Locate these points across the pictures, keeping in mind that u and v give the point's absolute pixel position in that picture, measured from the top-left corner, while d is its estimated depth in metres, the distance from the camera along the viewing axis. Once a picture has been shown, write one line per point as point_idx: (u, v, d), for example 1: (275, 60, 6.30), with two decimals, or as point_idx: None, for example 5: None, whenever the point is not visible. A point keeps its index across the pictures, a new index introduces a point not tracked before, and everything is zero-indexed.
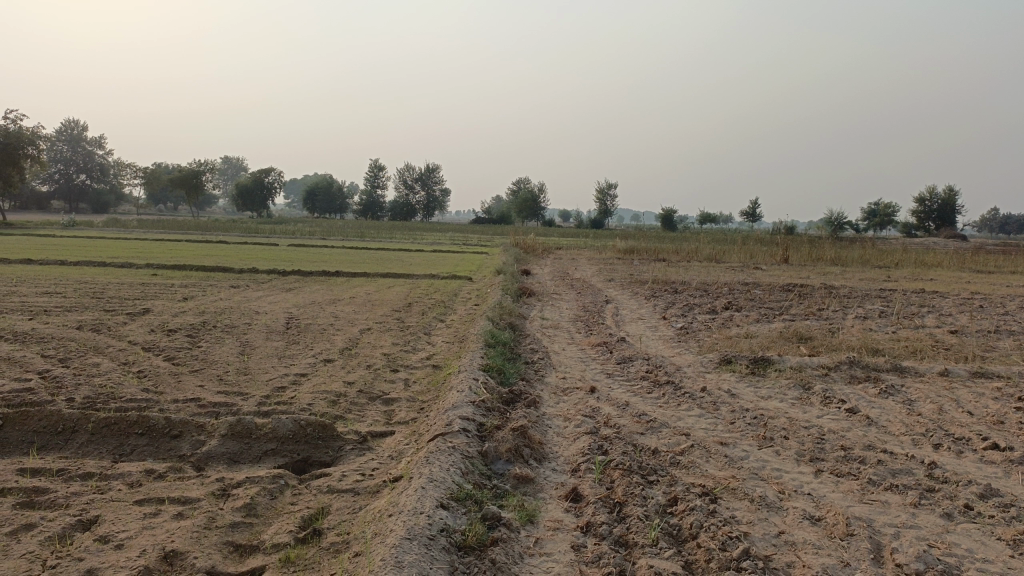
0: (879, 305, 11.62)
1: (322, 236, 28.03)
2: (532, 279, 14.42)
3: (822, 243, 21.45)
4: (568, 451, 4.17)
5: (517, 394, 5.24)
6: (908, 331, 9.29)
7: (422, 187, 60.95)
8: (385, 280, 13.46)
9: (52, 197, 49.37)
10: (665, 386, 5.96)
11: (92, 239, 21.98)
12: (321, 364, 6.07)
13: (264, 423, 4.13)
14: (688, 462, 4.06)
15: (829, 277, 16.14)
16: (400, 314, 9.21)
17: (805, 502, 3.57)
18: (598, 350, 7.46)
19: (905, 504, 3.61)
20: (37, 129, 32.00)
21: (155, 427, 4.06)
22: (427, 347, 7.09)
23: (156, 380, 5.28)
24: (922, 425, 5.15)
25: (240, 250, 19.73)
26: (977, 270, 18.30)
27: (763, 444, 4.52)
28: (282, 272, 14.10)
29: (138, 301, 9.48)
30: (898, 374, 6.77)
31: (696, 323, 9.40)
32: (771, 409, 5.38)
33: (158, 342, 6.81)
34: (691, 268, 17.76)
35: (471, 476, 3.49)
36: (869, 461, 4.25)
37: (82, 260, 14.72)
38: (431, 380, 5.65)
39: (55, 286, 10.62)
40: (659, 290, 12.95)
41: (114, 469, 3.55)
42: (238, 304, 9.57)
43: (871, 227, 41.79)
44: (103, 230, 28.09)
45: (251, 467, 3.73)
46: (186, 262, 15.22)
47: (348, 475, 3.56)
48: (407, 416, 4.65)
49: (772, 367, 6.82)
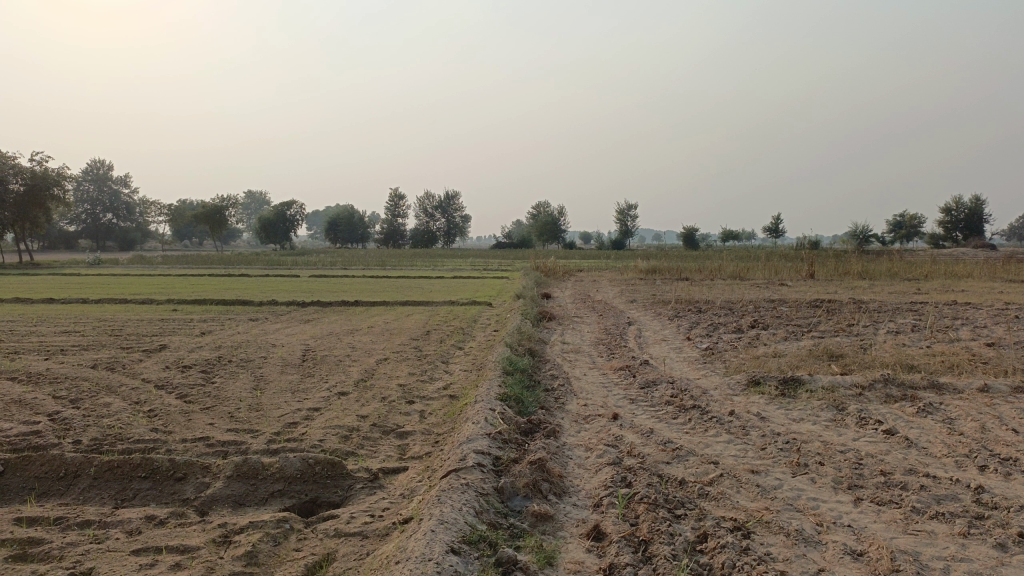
0: (911, 319, 11.27)
1: (343, 266, 28.08)
2: (553, 303, 14.20)
3: (847, 257, 21.02)
4: (590, 485, 3.96)
5: (536, 424, 5.04)
6: (943, 345, 8.95)
7: (442, 215, 61.15)
8: (404, 308, 13.36)
9: (79, 237, 50.11)
10: (690, 410, 5.73)
11: (115, 276, 22.19)
12: (335, 397, 5.91)
13: (271, 462, 3.97)
14: (717, 493, 3.84)
15: (857, 292, 15.77)
16: (418, 342, 9.05)
17: (845, 536, 3.32)
18: (620, 375, 7.24)
19: (953, 534, 3.35)
20: (62, 169, 32.55)
21: (159, 470, 3.92)
22: (444, 377, 6.91)
23: (166, 419, 5.15)
24: (965, 446, 4.87)
25: (261, 282, 19.75)
26: (1009, 280, 17.81)
27: (797, 471, 4.27)
28: (301, 303, 14.05)
29: (155, 337, 9.42)
30: (936, 392, 6.47)
31: (722, 344, 9.14)
32: (804, 433, 5.13)
33: (171, 379, 6.70)
34: (715, 287, 17.42)
35: (486, 516, 3.30)
36: (911, 487, 3.98)
37: (103, 298, 14.80)
38: (448, 411, 5.46)
39: (75, 324, 10.61)
40: (683, 310, 12.68)
41: (114, 517, 3.40)
42: (255, 338, 9.47)
43: (897, 240, 41.14)
44: (128, 266, 28.44)
45: (257, 510, 3.57)
46: (206, 296, 15.22)
47: (357, 516, 3.38)
48: (421, 450, 4.47)
49: (802, 388, 6.56)
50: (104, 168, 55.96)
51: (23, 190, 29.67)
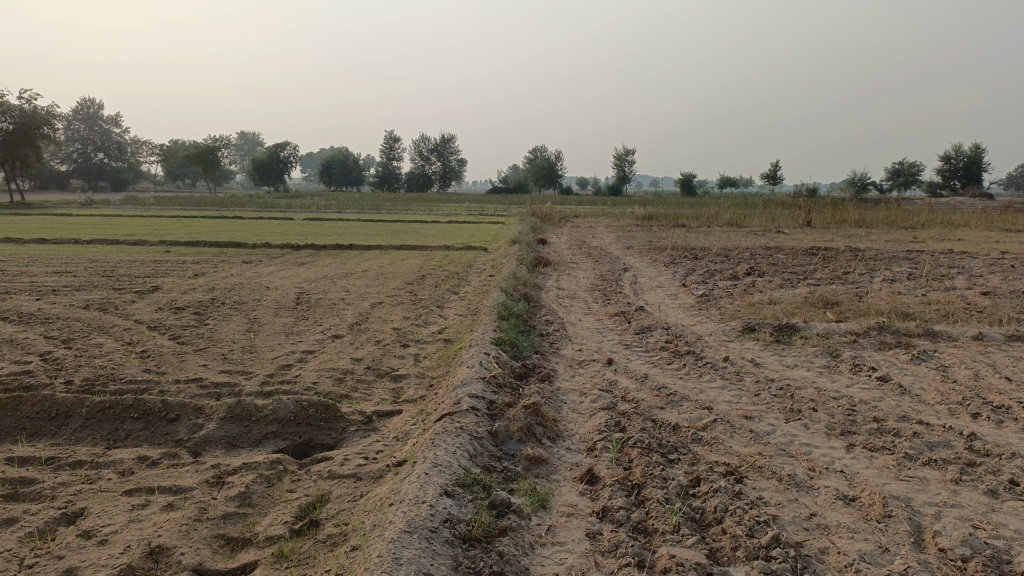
0: (906, 267, 11.25)
1: (337, 209, 27.85)
2: (549, 249, 14.10)
3: (845, 205, 20.90)
4: (584, 429, 3.96)
5: (531, 368, 5.03)
6: (938, 294, 8.95)
7: (437, 158, 60.51)
8: (398, 252, 13.28)
9: (71, 176, 49.47)
10: (685, 356, 5.74)
11: (107, 217, 21.97)
12: (329, 340, 5.89)
13: (264, 404, 3.94)
14: (711, 438, 3.84)
15: (853, 240, 15.74)
16: (412, 287, 9.01)
17: (837, 481, 3.34)
18: (615, 320, 7.22)
19: (945, 481, 3.36)
20: (51, 108, 31.93)
21: (151, 411, 3.90)
22: (439, 321, 6.88)
23: (159, 360, 5.12)
24: (958, 393, 4.88)
25: (254, 225, 19.60)
26: (1005, 229, 17.77)
27: (791, 418, 4.28)
28: (295, 246, 13.94)
29: (148, 279, 9.34)
30: (931, 340, 6.47)
31: (718, 290, 9.12)
32: (798, 380, 5.13)
33: (164, 321, 6.66)
34: (711, 233, 17.34)
35: (480, 459, 3.29)
36: (904, 434, 3.99)
37: (95, 239, 14.64)
38: (442, 355, 5.46)
39: (66, 265, 10.53)
40: (678, 257, 12.63)
41: (106, 457, 3.38)
42: (249, 280, 9.41)
43: (895, 187, 40.91)
44: (120, 207, 28.11)
45: (250, 451, 3.56)
46: (200, 238, 15.12)
47: (350, 459, 3.38)
48: (416, 394, 4.46)
49: (797, 335, 6.56)
50: (94, 108, 55.02)
51: (12, 129, 29.15)
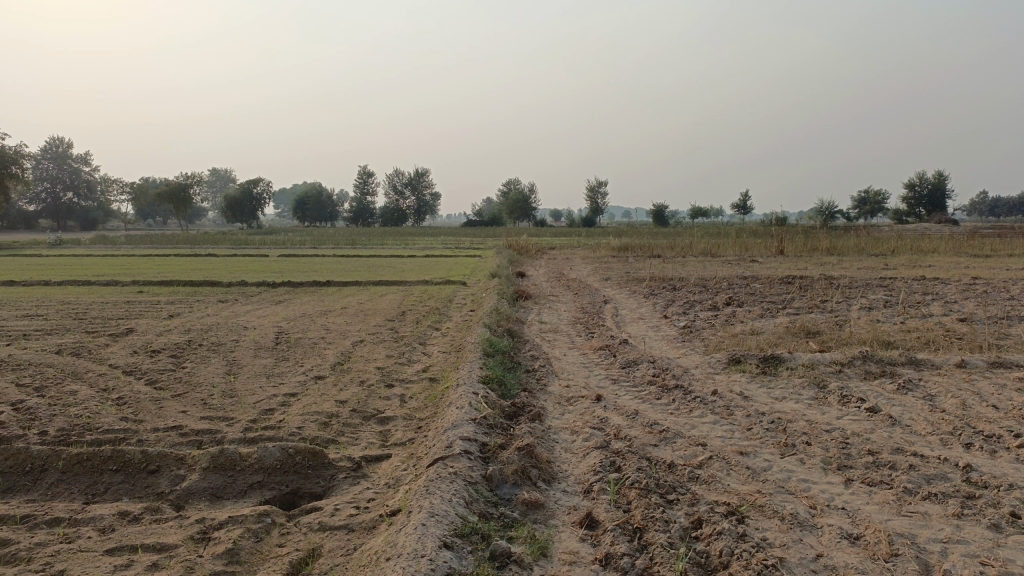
0: (882, 294, 11.37)
1: (312, 244, 27.65)
2: (528, 282, 14.08)
3: (816, 233, 21.15)
4: (579, 470, 3.88)
5: (520, 407, 4.94)
6: (916, 321, 9.02)
7: (411, 192, 60.52)
8: (376, 288, 13.16)
9: (39, 216, 48.73)
10: (673, 390, 5.69)
11: (77, 256, 21.58)
12: (312, 382, 5.76)
13: (249, 452, 3.81)
14: (708, 476, 3.78)
15: (827, 268, 15.91)
16: (393, 324, 8.90)
17: (839, 519, 3.28)
18: (600, 355, 7.16)
19: (947, 516, 3.33)
20: (20, 149, 31.53)
21: (132, 462, 3.76)
22: (423, 359, 6.78)
23: (136, 407, 4.96)
24: (948, 423, 4.87)
25: (229, 262, 19.36)
26: (973, 255, 18.10)
27: (785, 452, 4.23)
28: (271, 284, 13.78)
29: (122, 321, 9.14)
30: (914, 368, 6.50)
31: (699, 321, 9.12)
32: (788, 412, 5.10)
33: (139, 365, 6.49)
34: (687, 263, 17.44)
35: (477, 506, 3.20)
36: (900, 467, 3.96)
37: (65, 280, 14.32)
38: (429, 395, 5.35)
39: (36, 307, 10.27)
40: (657, 288, 12.67)
41: (85, 513, 3.24)
42: (226, 320, 9.24)
43: (862, 215, 41.61)
44: (90, 247, 27.64)
45: (235, 503, 3.43)
46: (173, 277, 14.88)
47: (341, 509, 3.26)
48: (404, 436, 4.36)
49: (783, 365, 6.54)
50: (64, 147, 54.44)
51: None
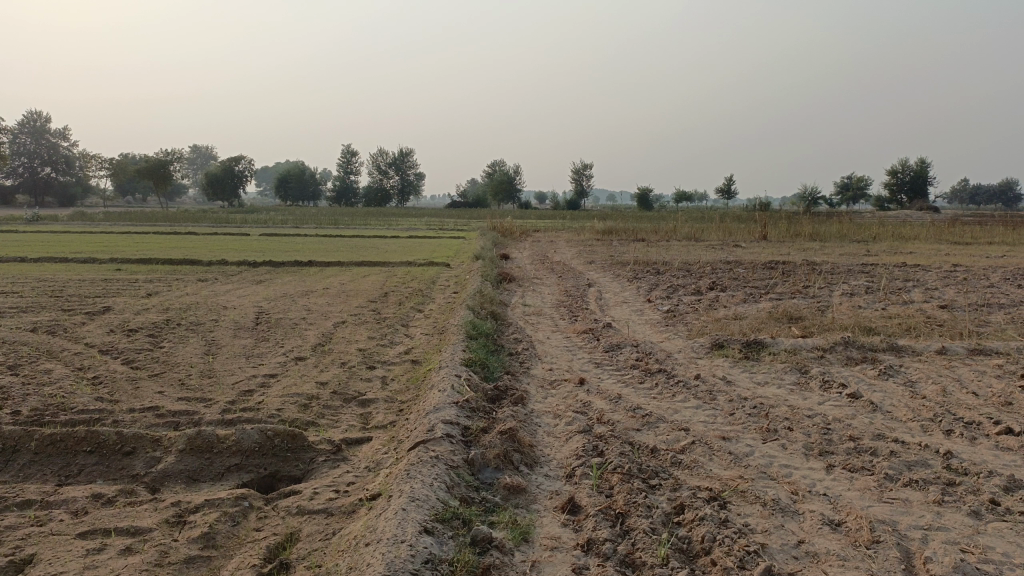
0: (864, 280, 11.43)
1: (294, 224, 27.36)
2: (512, 265, 14.02)
3: (799, 219, 21.24)
4: (561, 454, 3.85)
5: (503, 390, 4.91)
6: (897, 307, 9.08)
7: (395, 172, 60.08)
8: (359, 269, 13.06)
9: (16, 191, 47.95)
10: (656, 374, 5.68)
11: (54, 233, 21.22)
12: (292, 363, 5.69)
13: (226, 434, 3.75)
14: (691, 461, 3.77)
15: (809, 253, 15.98)
16: (376, 305, 8.83)
17: (821, 505, 3.28)
18: (584, 338, 7.14)
19: (927, 503, 3.34)
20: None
21: (106, 443, 3.68)
22: (405, 341, 6.72)
23: (113, 387, 4.88)
24: (929, 410, 4.89)
25: (210, 241, 19.12)
26: (953, 242, 18.24)
27: (768, 438, 4.23)
28: (252, 263, 13.63)
29: (99, 299, 9.00)
30: (895, 354, 6.53)
31: (683, 306, 9.12)
32: (771, 398, 5.10)
33: (116, 344, 6.38)
34: (671, 247, 17.46)
35: (457, 491, 3.16)
36: (881, 453, 3.97)
37: (42, 256, 14.09)
38: (411, 377, 5.30)
39: (11, 284, 10.09)
40: (641, 272, 12.66)
41: (57, 495, 3.17)
42: (206, 299, 9.12)
43: (844, 201, 41.86)
44: (68, 224, 27.21)
45: (212, 486, 3.37)
46: (153, 255, 14.69)
47: (320, 493, 3.21)
48: (385, 419, 4.31)
49: (765, 351, 6.55)
50: (41, 120, 53.46)
51: None
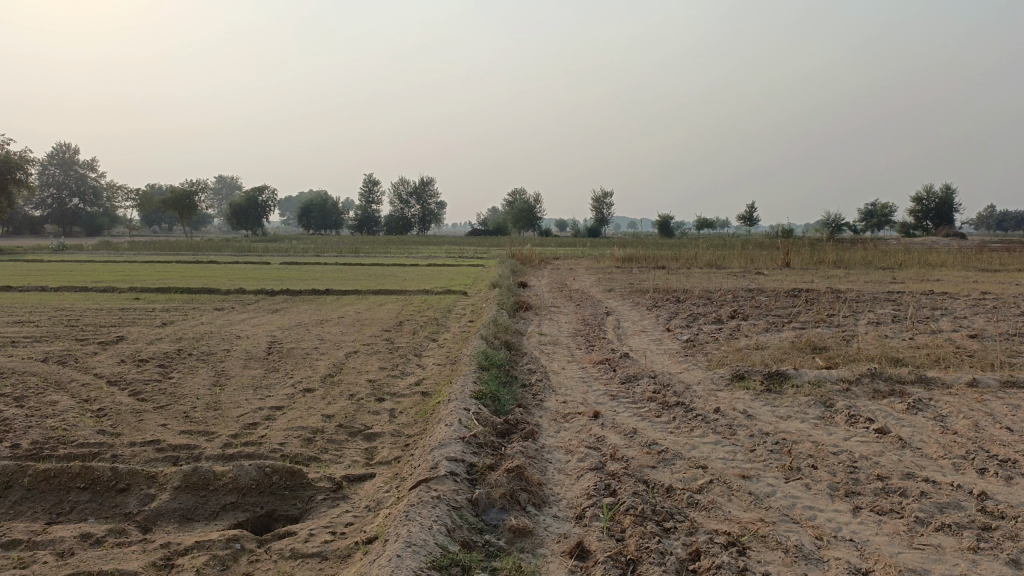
0: (890, 309, 11.15)
1: (314, 252, 27.43)
2: (530, 293, 13.87)
3: (823, 246, 20.93)
4: (571, 494, 3.68)
5: (513, 424, 4.74)
6: (925, 337, 8.80)
7: (417, 201, 60.41)
8: (376, 297, 12.98)
9: (45, 222, 48.79)
10: (674, 407, 5.48)
11: (77, 262, 21.44)
12: (300, 394, 5.57)
13: (224, 471, 3.62)
14: (708, 502, 3.58)
15: (834, 281, 15.69)
16: (390, 334, 8.72)
17: (847, 552, 3.08)
18: (600, 369, 6.95)
19: (962, 549, 3.12)
20: (26, 155, 31.46)
21: (100, 480, 3.56)
22: (416, 372, 6.59)
23: (116, 420, 4.78)
24: (961, 446, 4.65)
25: (230, 270, 19.19)
26: (981, 270, 17.86)
27: (790, 477, 4.02)
28: (269, 292, 13.62)
29: (113, 328, 8.98)
30: (924, 387, 6.28)
31: (703, 335, 8.91)
32: (793, 433, 4.89)
33: (125, 374, 6.31)
34: (692, 275, 17.25)
35: (459, 534, 3.00)
36: (911, 494, 3.75)
37: (63, 286, 14.16)
38: (420, 410, 5.16)
39: (29, 314, 10.13)
40: (660, 300, 12.47)
41: (44, 535, 3.04)
42: (219, 329, 9.06)
43: (868, 228, 41.40)
44: (92, 252, 27.53)
45: (205, 526, 3.23)
46: (172, 284, 14.72)
47: (316, 534, 3.07)
48: (390, 455, 4.16)
49: (788, 383, 6.33)
50: (70, 151, 54.51)
51: None
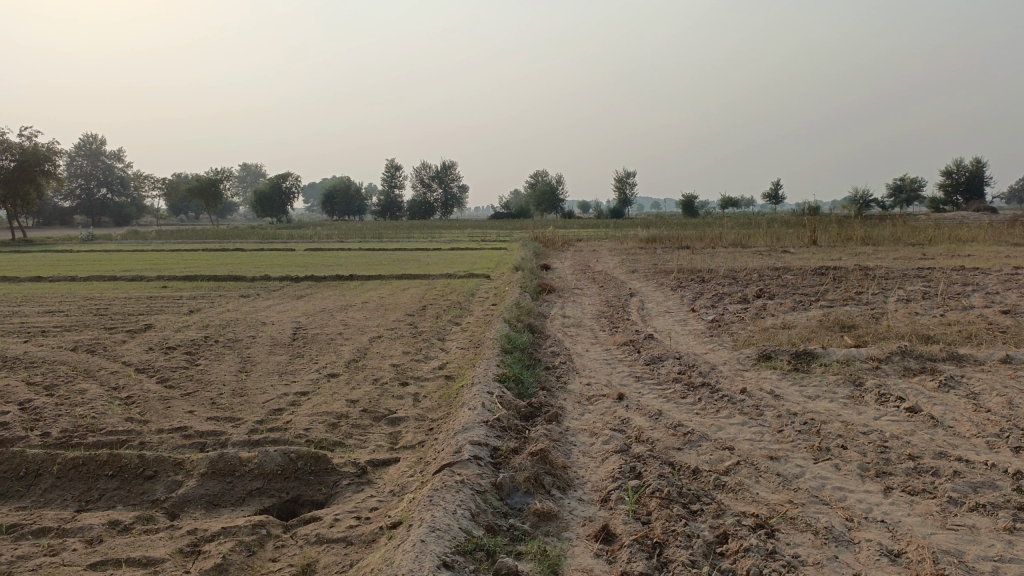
0: (919, 285, 10.95)
1: (338, 239, 27.57)
2: (553, 276, 13.81)
3: (850, 222, 20.61)
4: (596, 476, 3.65)
5: (537, 407, 4.72)
6: (956, 314, 8.64)
7: (439, 185, 60.41)
8: (399, 282, 13.01)
9: (74, 213, 49.51)
10: (700, 388, 5.42)
11: (105, 252, 21.72)
12: (324, 380, 5.59)
13: (249, 457, 3.64)
14: (735, 484, 3.53)
15: (861, 258, 15.45)
16: (413, 319, 8.72)
17: (879, 533, 3.02)
18: (624, 351, 6.90)
19: (997, 530, 3.05)
20: (54, 147, 31.90)
21: (128, 467, 3.60)
22: (440, 356, 6.59)
23: (144, 407, 4.83)
24: (995, 424, 4.55)
25: (256, 257, 19.34)
26: (1014, 244, 17.49)
27: (819, 457, 3.96)
28: (294, 278, 13.70)
29: (141, 317, 9.08)
30: (956, 364, 6.15)
31: (728, 315, 8.82)
32: (822, 413, 4.82)
33: (153, 362, 6.37)
34: (717, 255, 17.08)
35: (483, 518, 2.99)
36: (944, 473, 3.67)
37: (92, 275, 14.36)
38: (443, 394, 5.16)
39: (59, 303, 10.27)
40: (685, 280, 12.37)
41: (73, 523, 3.08)
42: (245, 316, 9.13)
43: (896, 204, 40.73)
44: (121, 242, 27.87)
45: (232, 512, 3.25)
46: (198, 272, 14.86)
47: (341, 519, 3.07)
48: (414, 439, 4.16)
49: (816, 362, 6.24)
50: (97, 143, 55.17)
51: (14, 166, 28.86)
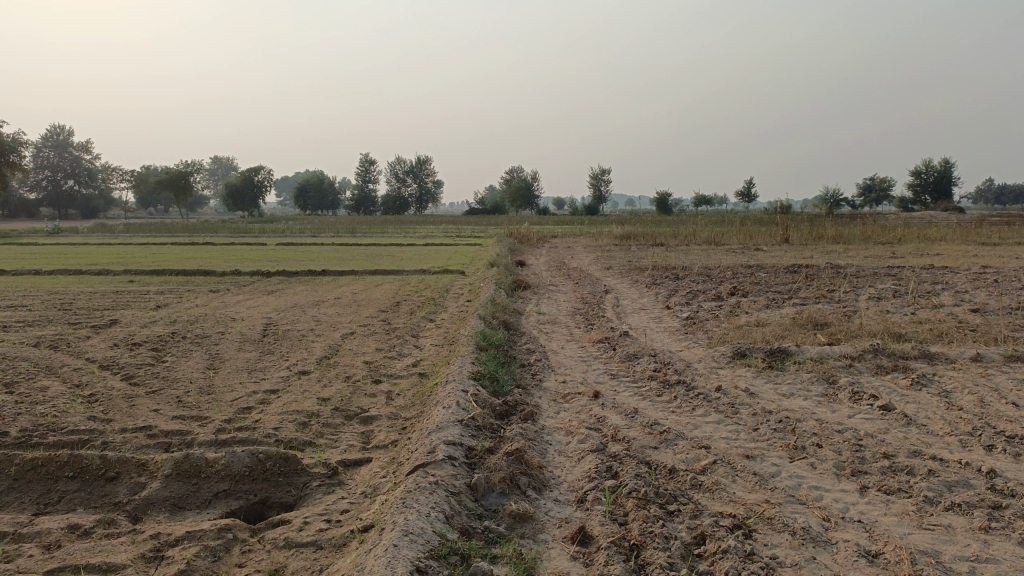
0: (890, 284, 11.06)
1: (311, 233, 27.33)
2: (528, 272, 13.74)
3: (822, 221, 20.80)
4: (572, 476, 3.60)
5: (512, 405, 4.66)
6: (926, 312, 8.72)
7: (413, 180, 60.09)
8: (373, 278, 12.88)
9: (40, 205, 48.49)
10: (675, 386, 5.39)
11: (71, 245, 21.24)
12: (295, 377, 5.48)
13: (216, 458, 3.54)
14: (712, 483, 3.50)
15: (833, 256, 15.59)
16: (387, 315, 8.62)
17: (856, 533, 3.00)
18: (600, 348, 6.85)
19: (973, 530, 3.05)
20: (19, 137, 31.17)
21: (89, 468, 3.48)
22: (413, 353, 6.50)
23: (107, 405, 4.69)
24: (967, 422, 4.58)
25: (226, 251, 19.03)
26: (981, 243, 17.77)
27: (795, 456, 3.94)
28: (265, 273, 13.50)
29: (107, 312, 8.88)
30: (928, 362, 6.20)
31: (703, 312, 8.82)
32: (797, 411, 4.81)
33: (118, 359, 6.20)
34: (690, 252, 17.14)
35: (458, 521, 2.92)
36: (919, 472, 3.67)
37: (56, 269, 14.04)
38: (417, 392, 5.07)
39: (22, 298, 10.01)
40: (659, 277, 12.38)
41: (30, 527, 2.96)
42: (215, 311, 8.96)
43: (866, 203, 41.26)
44: (88, 235, 27.34)
45: (197, 515, 3.16)
46: (166, 266, 14.60)
47: (311, 522, 2.99)
48: (387, 438, 4.08)
49: (790, 360, 6.25)
50: (64, 134, 54.09)
51: None
